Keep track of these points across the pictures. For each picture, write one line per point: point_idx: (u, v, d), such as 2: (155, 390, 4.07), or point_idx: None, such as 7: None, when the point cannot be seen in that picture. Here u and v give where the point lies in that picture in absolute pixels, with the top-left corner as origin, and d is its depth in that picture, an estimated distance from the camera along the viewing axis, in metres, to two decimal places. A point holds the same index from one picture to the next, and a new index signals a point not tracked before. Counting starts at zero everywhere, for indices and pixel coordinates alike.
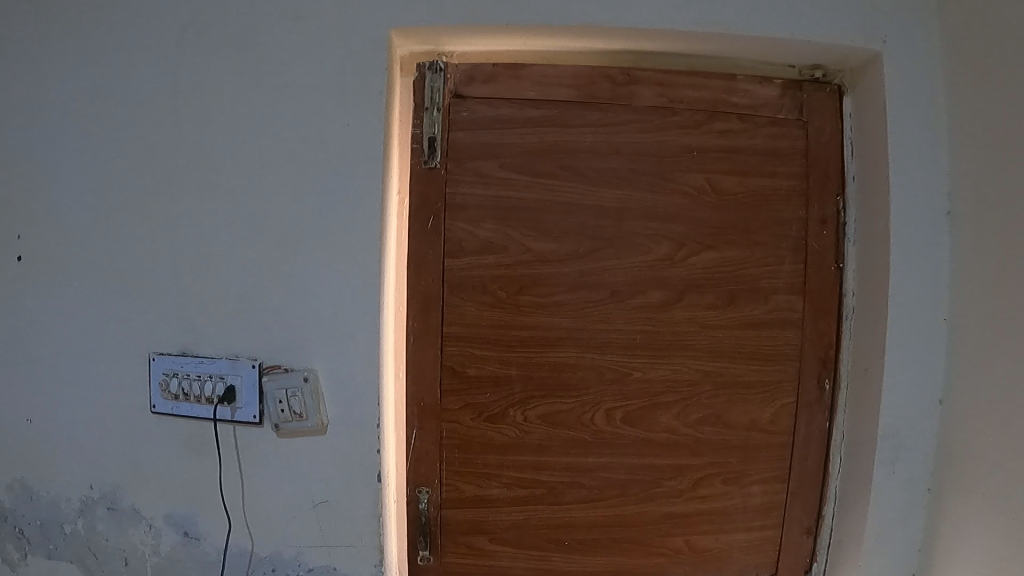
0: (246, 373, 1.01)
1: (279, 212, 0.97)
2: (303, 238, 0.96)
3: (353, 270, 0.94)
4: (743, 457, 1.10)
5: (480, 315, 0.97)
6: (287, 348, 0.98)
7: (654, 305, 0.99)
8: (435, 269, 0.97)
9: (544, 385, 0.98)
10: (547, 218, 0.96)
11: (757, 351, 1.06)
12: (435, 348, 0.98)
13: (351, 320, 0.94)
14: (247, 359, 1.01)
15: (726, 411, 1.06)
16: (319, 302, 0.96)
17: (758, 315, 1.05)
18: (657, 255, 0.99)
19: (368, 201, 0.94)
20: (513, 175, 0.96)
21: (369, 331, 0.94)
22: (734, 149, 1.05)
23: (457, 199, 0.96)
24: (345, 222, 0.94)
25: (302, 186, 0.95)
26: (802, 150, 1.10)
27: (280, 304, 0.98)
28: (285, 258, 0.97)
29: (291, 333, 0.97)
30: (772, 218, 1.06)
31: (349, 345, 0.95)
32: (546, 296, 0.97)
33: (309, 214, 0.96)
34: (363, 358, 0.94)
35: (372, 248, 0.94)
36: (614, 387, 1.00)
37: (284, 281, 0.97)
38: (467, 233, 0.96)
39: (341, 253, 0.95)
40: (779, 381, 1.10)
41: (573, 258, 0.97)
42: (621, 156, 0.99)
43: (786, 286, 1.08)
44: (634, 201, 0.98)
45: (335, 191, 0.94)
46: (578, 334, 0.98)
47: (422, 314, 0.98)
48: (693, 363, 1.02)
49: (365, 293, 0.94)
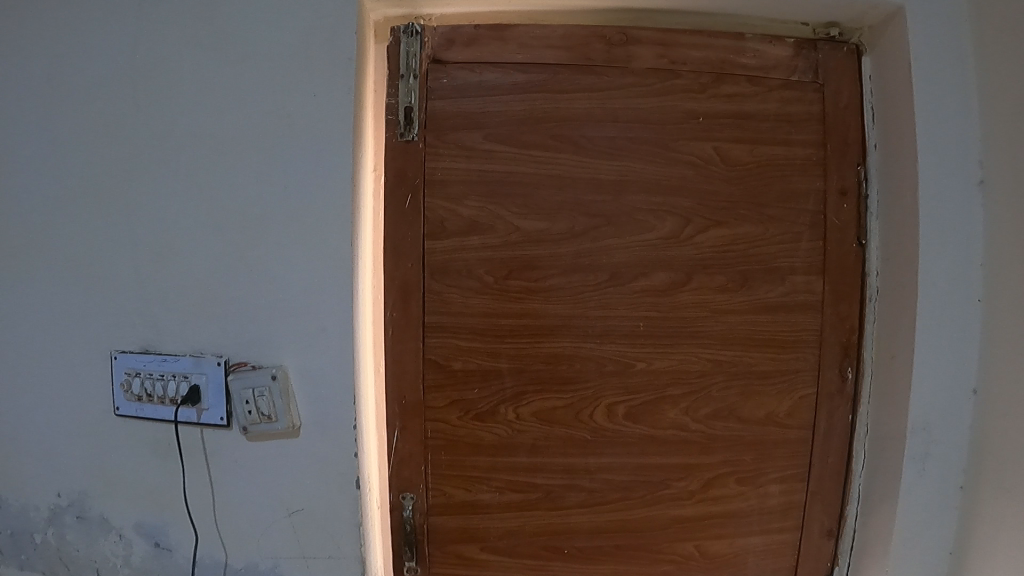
0: (211, 371, 0.92)
1: (241, 193, 0.87)
2: (269, 222, 0.86)
3: (323, 256, 0.84)
4: (759, 454, 1.01)
5: (466, 303, 0.87)
6: (255, 344, 0.89)
7: (658, 288, 0.89)
8: (414, 252, 0.87)
9: (538, 379, 0.88)
10: (537, 193, 0.86)
11: (774, 337, 0.97)
12: (416, 340, 0.88)
13: (322, 313, 0.85)
14: (212, 356, 0.92)
15: (740, 405, 0.96)
16: (287, 293, 0.86)
17: (774, 298, 0.96)
18: (661, 232, 0.89)
19: (337, 179, 0.83)
20: (499, 146, 0.86)
21: (341, 324, 0.84)
22: (744, 115, 0.94)
23: (437, 174, 0.86)
24: (313, 202, 0.84)
25: (266, 164, 0.85)
26: (819, 116, 1.00)
27: (246, 296, 0.88)
28: (249, 245, 0.87)
29: (259, 328, 0.88)
30: (788, 191, 0.96)
31: (321, 340, 0.85)
32: (539, 281, 0.87)
33: (274, 195, 0.85)
34: (336, 355, 0.85)
35: (343, 232, 0.83)
36: (616, 380, 0.89)
37: (248, 270, 0.88)
38: (448, 212, 0.86)
39: (309, 237, 0.84)
40: (798, 371, 1.00)
41: (567, 237, 0.87)
42: (618, 123, 0.89)
43: (805, 266, 0.98)
44: (634, 173, 0.88)
45: (301, 168, 0.84)
46: (575, 323, 0.87)
47: (401, 303, 0.88)
48: (702, 353, 0.92)
49: (336, 282, 0.84)
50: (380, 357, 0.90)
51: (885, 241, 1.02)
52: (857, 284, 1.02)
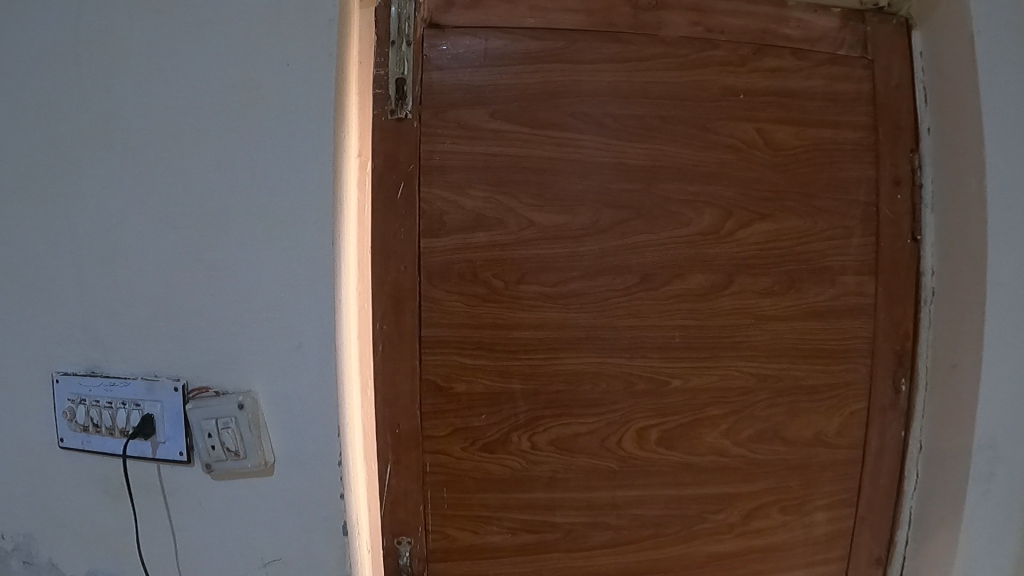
0: (166, 399, 0.78)
1: (199, 186, 0.72)
2: (233, 221, 0.71)
3: (297, 262, 0.69)
4: (807, 479, 0.88)
5: (470, 313, 0.72)
6: (217, 366, 0.74)
7: (697, 293, 0.75)
8: (408, 253, 0.72)
9: (557, 403, 0.74)
10: (554, 180, 0.72)
11: (823, 346, 0.84)
12: (412, 359, 0.73)
13: (297, 332, 0.70)
14: (168, 379, 0.77)
15: (787, 425, 0.84)
16: (256, 307, 0.71)
17: (824, 302, 0.83)
18: (699, 227, 0.75)
19: (314, 167, 0.67)
20: (508, 126, 0.72)
21: (321, 345, 0.69)
22: (789, 92, 0.82)
23: (434, 159, 0.72)
24: (285, 197, 0.68)
25: (230, 149, 0.70)
26: (869, 95, 0.88)
27: (208, 310, 0.74)
28: (210, 250, 0.72)
29: (223, 348, 0.74)
30: (837, 179, 0.84)
31: (297, 363, 0.71)
32: (557, 286, 0.72)
33: (239, 188, 0.70)
34: (315, 381, 0.70)
35: (321, 234, 0.68)
36: (648, 402, 0.76)
37: (209, 279, 0.73)
38: (448, 204, 0.72)
39: (281, 240, 0.69)
40: (849, 384, 0.87)
41: (591, 233, 0.72)
42: (648, 99, 0.75)
43: (857, 265, 0.85)
44: (668, 158, 0.75)
45: (271, 155, 0.69)
46: (600, 335, 0.73)
47: (393, 314, 0.73)
48: (745, 366, 0.79)
49: (315, 294, 0.69)
50: (369, 378, 0.75)
51: (942, 236, 0.90)
52: (911, 285, 0.90)
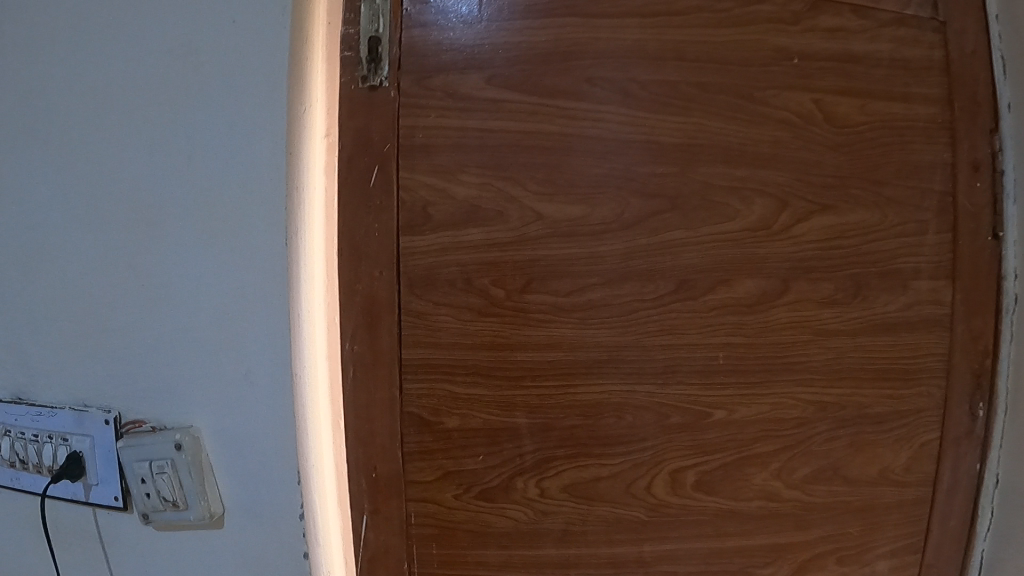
0: (97, 433, 0.63)
1: (128, 175, 0.58)
2: (169, 217, 0.57)
3: (245, 269, 0.56)
4: (869, 524, 0.73)
5: (463, 329, 0.57)
6: (152, 395, 0.60)
7: (745, 303, 0.61)
8: (384, 254, 0.57)
9: (571, 440, 0.59)
10: (569, 162, 0.57)
11: (891, 366, 0.70)
12: (391, 387, 0.58)
13: (247, 354, 0.57)
14: (98, 410, 0.63)
15: (848, 462, 0.69)
16: (198, 323, 0.58)
17: (893, 314, 0.69)
18: (748, 222, 0.61)
19: (264, 151, 0.55)
20: (508, 94, 0.57)
21: (275, 369, 0.57)
22: (849, 57, 0.67)
23: (417, 137, 0.56)
24: (231, 187, 0.56)
25: (164, 130, 0.57)
26: (942, 63, 0.72)
27: (140, 327, 0.60)
28: (141, 253, 0.58)
29: (159, 374, 0.60)
30: (908, 164, 0.70)
31: (248, 391, 0.58)
32: (574, 296, 0.57)
33: (175, 177, 0.57)
34: (271, 413, 0.58)
35: (274, 235, 0.55)
36: (684, 438, 0.61)
37: (139, 289, 0.59)
38: (434, 192, 0.56)
39: (226, 240, 0.56)
40: (919, 411, 0.73)
41: (616, 228, 0.57)
42: (682, 64, 0.61)
43: (932, 269, 0.71)
44: (708, 134, 0.60)
45: (214, 137, 0.56)
46: (625, 357, 0.58)
47: (366, 331, 0.57)
48: (801, 393, 0.65)
49: (268, 308, 0.56)
50: (338, 413, 0.58)
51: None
52: (993, 290, 0.75)
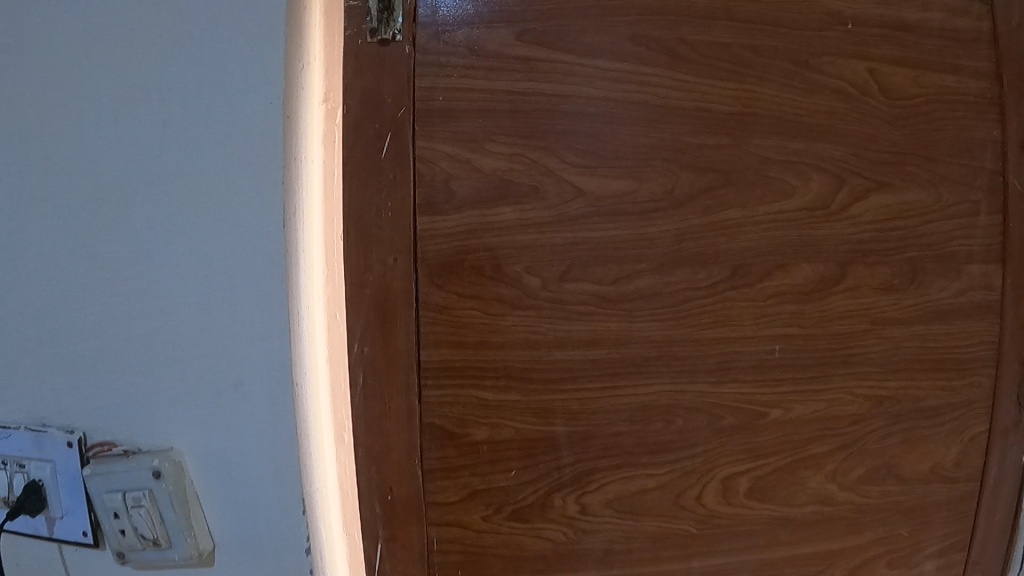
0: (61, 458, 0.53)
1: (85, 147, 0.48)
2: (138, 199, 0.47)
3: (235, 260, 0.47)
4: (918, 524, 0.68)
5: (491, 326, 0.49)
6: (123, 412, 0.51)
7: (803, 290, 0.54)
8: (400, 240, 0.48)
9: (616, 449, 0.52)
10: (612, 130, 0.50)
11: (947, 356, 0.64)
12: (408, 396, 0.49)
13: (239, 361, 0.48)
14: (59, 431, 0.53)
15: (901, 460, 0.64)
16: (177, 327, 0.49)
17: (948, 300, 0.63)
18: (805, 200, 0.54)
19: (256, 121, 0.46)
20: (542, 52, 0.50)
21: (273, 379, 0.48)
22: (903, 24, 0.61)
23: (437, 99, 0.49)
24: (216, 163, 0.46)
25: (129, 92, 0.46)
26: (988, 38, 0.64)
27: (106, 332, 0.50)
28: (104, 242, 0.48)
29: (132, 387, 0.50)
30: (962, 141, 0.63)
31: (240, 405, 0.49)
32: (620, 285, 0.50)
33: (145, 150, 0.47)
34: (268, 430, 0.49)
35: (270, 220, 0.47)
36: (738, 441, 0.55)
37: (104, 287, 0.49)
38: (458, 164, 0.49)
39: (210, 226, 0.47)
40: (971, 405, 0.67)
41: (665, 206, 0.50)
42: (733, 23, 0.53)
43: (984, 252, 0.64)
44: (761, 103, 0.53)
45: (193, 102, 0.46)
46: (676, 353, 0.51)
47: (379, 329, 0.49)
48: (859, 388, 0.58)
49: (264, 307, 0.48)
50: (345, 421, 0.51)
51: None
52: None
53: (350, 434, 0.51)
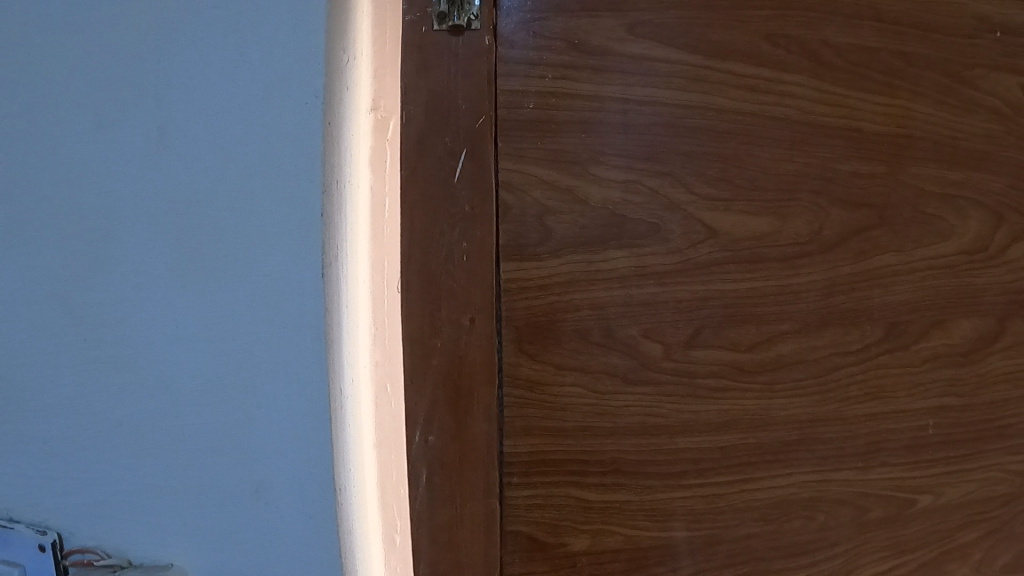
0: (32, 563, 0.32)
1: (19, 135, 0.30)
2: (112, 210, 0.31)
3: (251, 309, 0.31)
4: None
5: (597, 407, 0.37)
6: (94, 520, 0.33)
7: (961, 351, 0.44)
8: (480, 294, 0.36)
9: (746, 556, 0.41)
10: (748, 153, 0.39)
11: None
12: (487, 498, 0.37)
13: (264, 453, 0.32)
14: (29, 530, 0.32)
15: None
16: (170, 402, 0.32)
17: None
18: (965, 241, 0.44)
19: (285, 112, 0.30)
20: (662, 48, 0.37)
21: (308, 484, 0.32)
22: None
23: (527, 108, 0.36)
24: (226, 164, 0.30)
25: (95, 55, 0.30)
26: None
27: (57, 408, 0.32)
28: (57, 275, 0.31)
29: (97, 489, 0.32)
30: None
31: (266, 517, 0.32)
32: (761, 352, 0.40)
33: (118, 142, 0.30)
34: (308, 557, 0.32)
35: (305, 251, 0.30)
36: (882, 536, 0.44)
37: (52, 342, 0.31)
38: (553, 192, 0.36)
39: (217, 255, 0.31)
40: None
41: (811, 250, 0.40)
42: (882, 25, 0.41)
43: None
44: (917, 123, 0.42)
45: (193, 75, 0.30)
46: (820, 433, 0.42)
47: (449, 414, 0.36)
48: (1013, 463, 0.46)
49: (295, 381, 0.31)
50: (401, 518, 0.36)
51: None
52: None
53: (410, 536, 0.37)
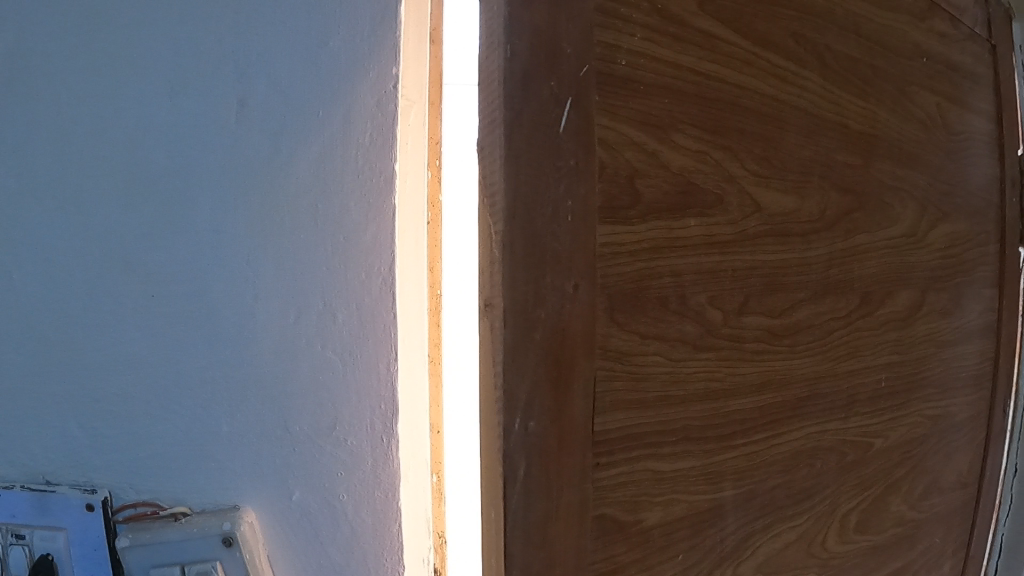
0: (75, 523, 0.35)
1: (100, 114, 0.33)
2: (184, 166, 0.32)
3: (330, 255, 0.32)
4: (957, 537, 0.66)
5: (673, 375, 0.37)
6: (157, 471, 0.34)
7: (901, 316, 0.54)
8: (581, 256, 0.32)
9: (770, 506, 0.45)
10: (781, 137, 0.43)
11: (978, 376, 0.64)
12: (582, 484, 0.33)
13: (338, 393, 0.33)
14: (75, 490, 0.35)
15: (944, 471, 0.62)
16: (235, 353, 0.33)
17: (976, 327, 0.63)
18: (905, 227, 0.53)
19: (360, 75, 0.32)
20: (722, 28, 0.39)
21: (377, 419, 0.33)
22: (953, 67, 0.59)
23: (620, 64, 0.34)
24: (306, 121, 0.32)
25: (172, 33, 0.32)
26: (991, 80, 0.63)
27: (130, 368, 0.34)
28: (130, 235, 0.33)
29: (168, 441, 0.34)
30: (988, 177, 0.63)
31: (331, 460, 0.33)
32: (785, 317, 0.44)
33: (196, 104, 0.32)
34: (373, 489, 0.33)
35: (375, 200, 0.32)
36: (854, 476, 0.52)
37: (126, 299, 0.33)
38: (643, 155, 0.35)
39: (297, 203, 0.32)
40: (991, 425, 0.66)
41: (820, 228, 0.46)
42: (859, 41, 0.49)
43: (1005, 282, 0.65)
44: (880, 127, 0.51)
45: (277, 41, 0.32)
46: (821, 390, 0.47)
47: (550, 394, 0.31)
48: (923, 407, 0.58)
49: (364, 326, 0.32)
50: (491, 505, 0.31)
51: None
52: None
53: (502, 540, 0.31)
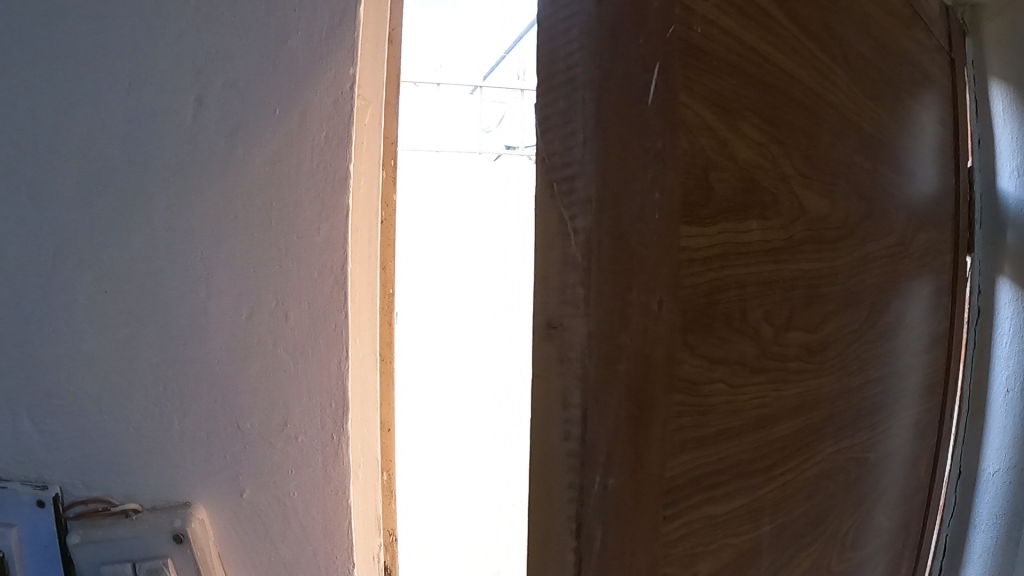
0: (27, 520, 0.36)
1: (59, 130, 0.34)
2: (144, 185, 0.35)
3: (284, 277, 0.36)
4: (915, 536, 0.68)
5: (732, 403, 0.32)
6: (112, 468, 0.37)
7: (891, 326, 0.54)
8: (665, 264, 0.25)
9: (796, 535, 0.42)
10: (820, 136, 0.39)
11: (935, 380, 0.67)
12: (651, 545, 0.27)
13: (289, 397, 0.38)
14: (25, 487, 0.36)
15: (910, 475, 0.64)
16: (193, 356, 0.36)
17: (937, 333, 0.65)
18: (898, 235, 0.53)
19: (319, 111, 0.36)
20: (777, 7, 0.35)
21: (326, 408, 0.38)
22: (927, 80, 0.60)
23: (696, 31, 0.27)
24: (266, 149, 0.35)
25: (134, 58, 0.33)
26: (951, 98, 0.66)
27: (84, 374, 0.36)
28: (88, 248, 0.35)
29: (122, 439, 0.37)
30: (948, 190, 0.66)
31: (282, 445, 0.38)
32: (819, 332, 0.40)
33: (154, 121, 0.34)
34: (317, 466, 0.39)
35: (329, 220, 0.36)
36: (855, 491, 0.51)
37: (83, 309, 0.35)
38: (717, 143, 0.29)
39: (253, 228, 0.36)
40: (943, 427, 0.69)
41: (845, 235, 0.43)
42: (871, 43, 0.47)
43: (957, 290, 0.68)
44: (883, 133, 0.50)
45: (235, 76, 0.34)
46: (838, 406, 0.45)
47: (629, 439, 0.24)
48: (899, 414, 0.59)
49: (315, 331, 0.37)
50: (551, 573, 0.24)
51: (993, 252, 0.71)
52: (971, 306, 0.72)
53: None
